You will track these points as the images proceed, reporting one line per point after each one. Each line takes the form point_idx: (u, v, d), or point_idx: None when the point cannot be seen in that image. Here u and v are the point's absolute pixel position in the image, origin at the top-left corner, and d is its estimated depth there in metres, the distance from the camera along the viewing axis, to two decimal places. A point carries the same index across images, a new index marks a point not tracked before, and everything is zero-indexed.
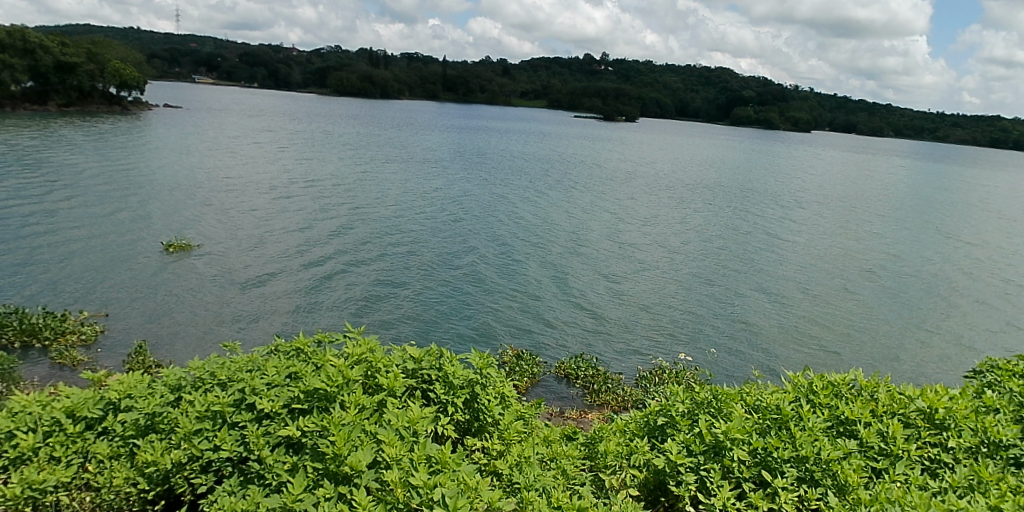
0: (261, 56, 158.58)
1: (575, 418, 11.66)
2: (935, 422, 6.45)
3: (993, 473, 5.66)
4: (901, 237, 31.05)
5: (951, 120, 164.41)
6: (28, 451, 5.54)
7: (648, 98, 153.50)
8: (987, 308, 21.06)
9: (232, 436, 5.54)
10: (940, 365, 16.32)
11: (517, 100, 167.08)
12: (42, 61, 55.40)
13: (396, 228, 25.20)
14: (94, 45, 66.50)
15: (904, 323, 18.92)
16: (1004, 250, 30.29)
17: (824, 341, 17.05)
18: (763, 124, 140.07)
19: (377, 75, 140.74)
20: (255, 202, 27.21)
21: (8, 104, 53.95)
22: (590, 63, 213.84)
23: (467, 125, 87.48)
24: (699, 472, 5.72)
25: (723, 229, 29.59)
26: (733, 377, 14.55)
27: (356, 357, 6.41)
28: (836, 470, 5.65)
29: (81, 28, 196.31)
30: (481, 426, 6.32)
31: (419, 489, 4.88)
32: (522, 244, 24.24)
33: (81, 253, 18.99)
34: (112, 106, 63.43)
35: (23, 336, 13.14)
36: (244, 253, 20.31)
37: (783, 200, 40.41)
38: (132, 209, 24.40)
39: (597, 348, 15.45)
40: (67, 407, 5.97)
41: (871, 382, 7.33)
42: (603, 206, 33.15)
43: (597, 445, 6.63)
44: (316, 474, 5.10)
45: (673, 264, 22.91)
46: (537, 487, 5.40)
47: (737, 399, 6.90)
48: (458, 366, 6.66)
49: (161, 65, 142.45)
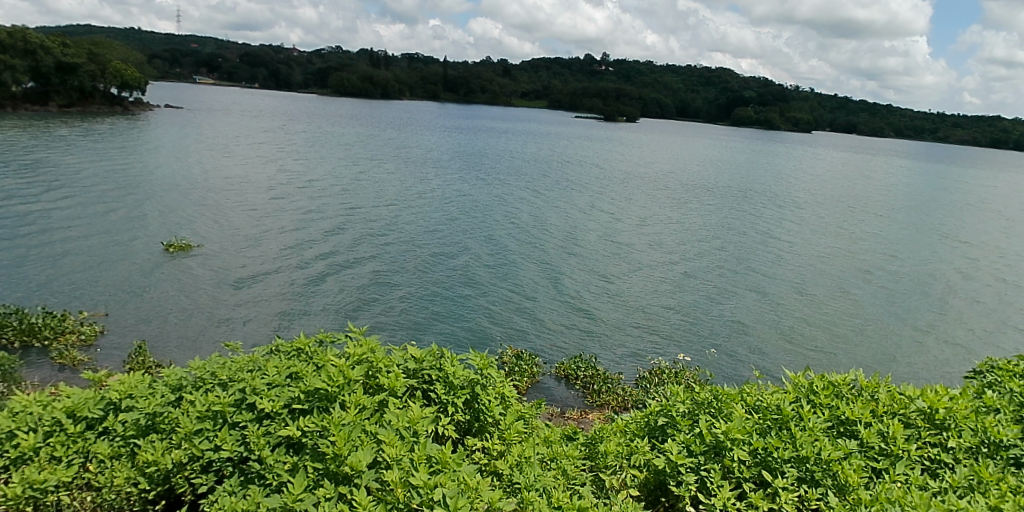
0: (262, 57, 158.91)
1: (576, 419, 11.68)
2: (935, 422, 6.45)
3: (993, 474, 5.66)
4: (901, 238, 31.09)
5: (952, 120, 164.45)
6: (29, 451, 5.54)
7: (649, 98, 153.60)
8: (986, 309, 21.11)
9: (233, 436, 5.54)
10: (941, 366, 16.34)
11: (517, 100, 167.24)
12: (43, 62, 55.49)
13: (396, 228, 25.24)
14: (96, 45, 66.63)
15: (904, 324, 18.94)
16: (1004, 250, 30.32)
17: (825, 342, 17.09)
18: (763, 124, 140.10)
19: (378, 76, 140.91)
20: (255, 202, 27.26)
21: (9, 104, 54.01)
22: (591, 63, 214.09)
23: (468, 126, 87.55)
24: (699, 473, 5.72)
25: (723, 230, 29.62)
26: (733, 377, 14.58)
27: (356, 357, 6.41)
28: (837, 470, 5.65)
29: (82, 28, 196.55)
30: (482, 427, 6.32)
31: (419, 489, 4.88)
32: (521, 244, 24.29)
33: (80, 253, 19.01)
34: (113, 106, 63.54)
35: (22, 336, 13.14)
36: (244, 253, 20.34)
37: (782, 201, 40.48)
38: (132, 209, 24.45)
39: (597, 349, 15.47)
40: (68, 408, 5.97)
41: (871, 382, 7.34)
42: (603, 206, 33.19)
43: (598, 446, 6.63)
44: (317, 475, 5.10)
45: (672, 265, 22.94)
46: (537, 488, 5.40)
47: (737, 400, 6.91)
48: (459, 366, 6.66)
49: (162, 66, 142.67)
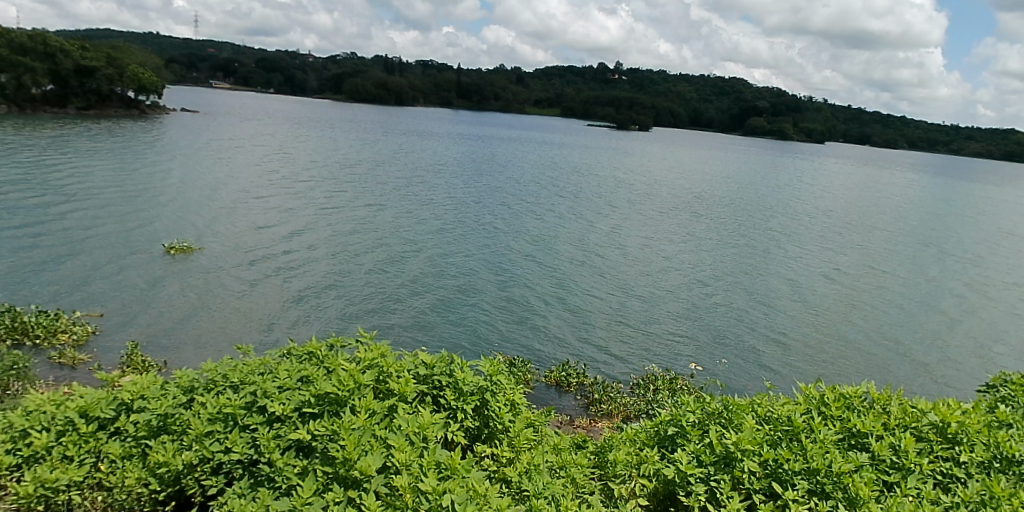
0: (278, 62, 160.46)
1: (585, 427, 11.75)
2: (947, 436, 6.40)
3: (1006, 489, 5.58)
4: (906, 249, 31.30)
5: (966, 132, 163.81)
6: (42, 449, 5.62)
7: (661, 108, 154.09)
8: (993, 322, 21.08)
9: (243, 438, 5.57)
10: (955, 379, 16.31)
11: (530, 109, 168.78)
12: (63, 65, 56.27)
13: (402, 235, 25.30)
14: (115, 50, 67.85)
15: (911, 337, 18.91)
16: (1008, 263, 30.52)
17: (840, 352, 17.18)
18: (778, 135, 139.63)
19: (392, 82, 142.05)
20: (263, 205, 27.69)
21: (29, 106, 54.71)
22: (604, 72, 215.05)
23: (478, 134, 88.22)
24: (709, 483, 5.70)
25: (725, 239, 29.74)
26: (744, 386, 14.68)
27: (367, 362, 6.43)
28: (847, 483, 5.57)
29: (101, 32, 199.34)
30: (492, 433, 6.32)
31: (428, 495, 4.91)
32: (526, 252, 24.41)
33: (87, 252, 19.26)
34: (128, 110, 64.26)
35: (14, 335, 13.24)
36: (250, 254, 20.69)
37: (790, 212, 40.46)
38: (138, 210, 24.72)
39: (601, 357, 15.54)
40: (81, 407, 6.03)
41: (883, 395, 7.25)
42: (606, 214, 33.55)
43: (607, 454, 6.66)
44: (327, 479, 5.12)
45: (676, 273, 23.09)
46: (546, 495, 5.40)
47: (748, 411, 6.89)
48: (469, 372, 6.65)
49: (179, 70, 144.30)
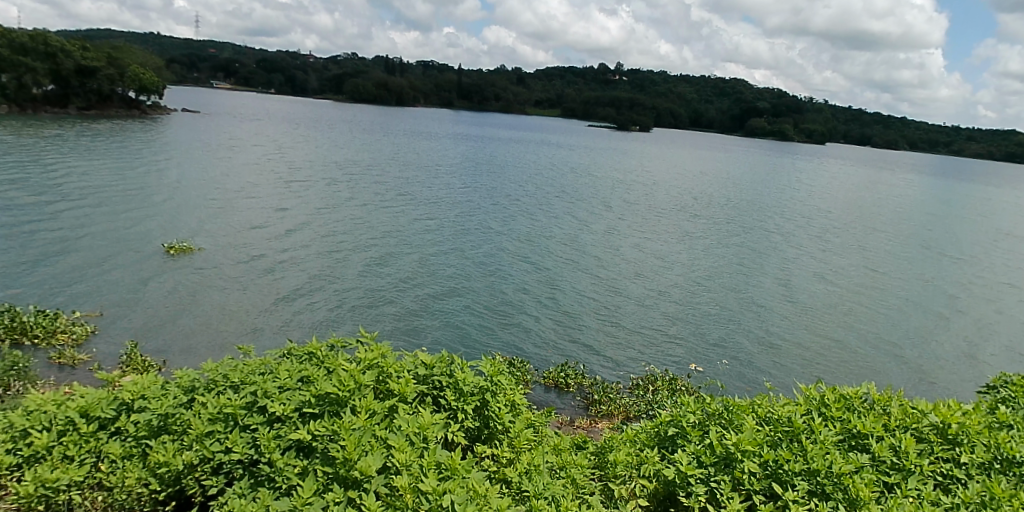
0: (278, 63, 160.58)
1: (585, 427, 11.77)
2: (948, 437, 6.39)
3: (1006, 490, 5.57)
4: (904, 250, 31.38)
5: (966, 133, 163.90)
6: (42, 449, 5.62)
7: (661, 109, 154.20)
8: (990, 323, 21.13)
9: (243, 438, 5.57)
10: (953, 381, 16.34)
11: (531, 110, 168.74)
12: (64, 65, 56.31)
13: (402, 235, 25.36)
14: (115, 51, 67.87)
15: (910, 338, 18.94)
16: (1006, 263, 30.60)
17: (840, 354, 17.23)
18: (778, 135, 139.66)
19: (392, 82, 142.14)
20: (263, 205, 27.75)
21: (29, 106, 54.75)
22: (604, 73, 215.14)
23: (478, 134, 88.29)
24: (710, 484, 5.69)
25: (724, 240, 29.79)
26: (743, 387, 14.71)
27: (367, 362, 6.44)
28: (847, 484, 5.57)
29: (102, 33, 199.62)
30: (492, 434, 6.33)
31: (428, 496, 4.92)
32: (525, 253, 24.46)
33: (87, 252, 19.29)
34: (129, 110, 64.28)
35: (13, 335, 13.26)
36: (250, 254, 20.72)
37: (789, 212, 40.51)
38: (139, 210, 24.75)
39: (600, 358, 15.58)
40: (81, 407, 6.04)
41: (883, 396, 7.25)
42: (606, 215, 33.60)
43: (607, 455, 6.66)
44: (327, 479, 5.12)
45: (675, 275, 23.12)
46: (546, 496, 5.39)
47: (748, 411, 6.89)
48: (470, 373, 6.65)
49: (180, 71, 144.31)
